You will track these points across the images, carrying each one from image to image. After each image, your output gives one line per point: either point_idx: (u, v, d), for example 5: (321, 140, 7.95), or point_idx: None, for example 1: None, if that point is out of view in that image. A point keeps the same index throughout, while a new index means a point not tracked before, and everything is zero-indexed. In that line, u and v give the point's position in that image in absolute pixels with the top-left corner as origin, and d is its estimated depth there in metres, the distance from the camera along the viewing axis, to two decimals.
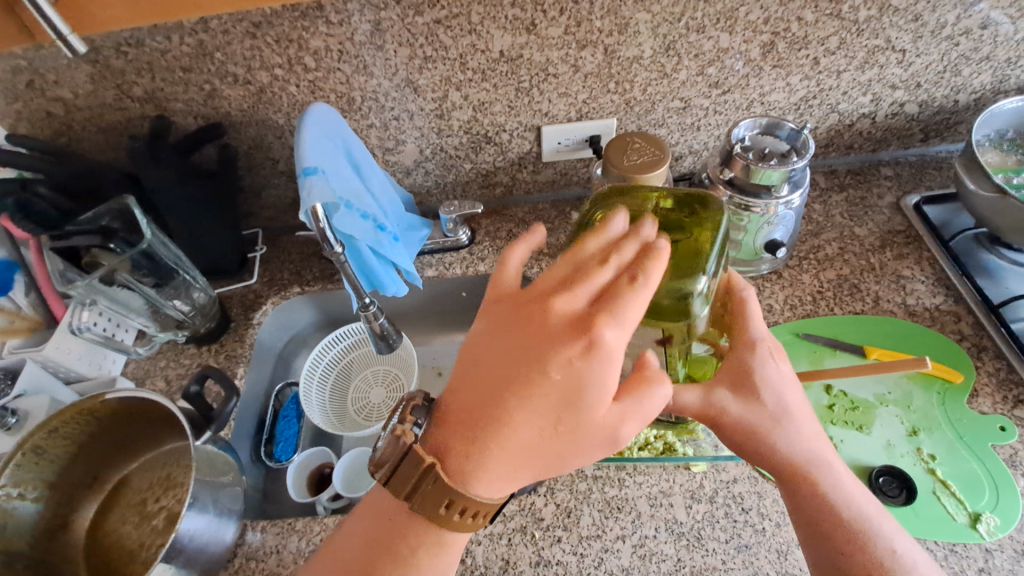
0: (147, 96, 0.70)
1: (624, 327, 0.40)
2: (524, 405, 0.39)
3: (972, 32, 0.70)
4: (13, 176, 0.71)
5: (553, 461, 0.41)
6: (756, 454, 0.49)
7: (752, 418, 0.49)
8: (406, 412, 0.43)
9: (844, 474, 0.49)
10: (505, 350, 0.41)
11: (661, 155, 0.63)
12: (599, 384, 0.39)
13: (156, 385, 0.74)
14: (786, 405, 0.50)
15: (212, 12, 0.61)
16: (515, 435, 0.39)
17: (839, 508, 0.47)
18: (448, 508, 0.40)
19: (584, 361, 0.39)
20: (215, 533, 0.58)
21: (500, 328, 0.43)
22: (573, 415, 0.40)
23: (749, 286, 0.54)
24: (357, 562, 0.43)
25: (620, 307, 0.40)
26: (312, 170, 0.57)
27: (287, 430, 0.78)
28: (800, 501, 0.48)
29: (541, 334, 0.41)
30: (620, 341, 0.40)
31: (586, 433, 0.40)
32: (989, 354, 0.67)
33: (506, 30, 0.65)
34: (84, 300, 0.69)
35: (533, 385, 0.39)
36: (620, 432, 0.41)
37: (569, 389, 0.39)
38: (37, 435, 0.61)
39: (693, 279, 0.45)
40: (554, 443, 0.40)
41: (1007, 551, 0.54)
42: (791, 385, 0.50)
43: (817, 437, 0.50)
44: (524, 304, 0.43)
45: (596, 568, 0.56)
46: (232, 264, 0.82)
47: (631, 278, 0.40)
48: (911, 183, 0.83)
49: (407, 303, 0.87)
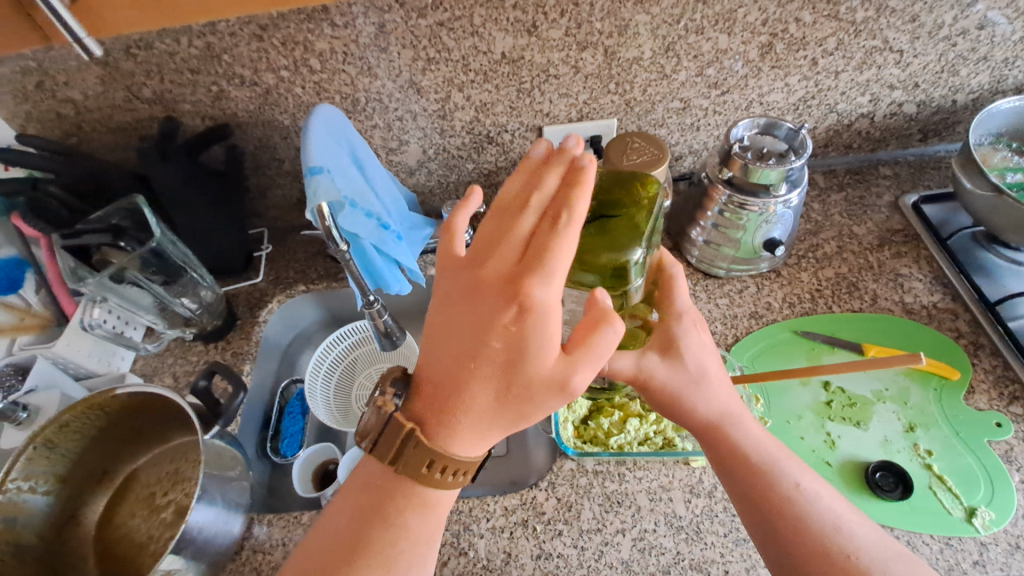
0: (155, 97, 0.71)
1: (553, 282, 0.40)
2: (475, 367, 0.40)
3: (969, 33, 0.71)
4: (25, 176, 0.72)
5: (513, 415, 0.41)
6: (679, 415, 0.52)
7: (676, 379, 0.52)
8: (385, 384, 0.44)
9: (756, 428, 0.52)
10: (451, 318, 0.42)
11: (660, 155, 0.64)
12: (540, 339, 0.39)
13: (164, 381, 0.76)
14: (705, 368, 0.53)
15: (219, 15, 0.63)
16: (473, 396, 0.40)
17: (758, 460, 0.49)
18: (429, 467, 0.41)
19: (518, 319, 0.39)
20: (222, 526, 0.60)
21: (445, 298, 0.43)
22: (520, 370, 0.40)
23: (677, 263, 0.54)
24: (349, 528, 0.44)
25: (546, 264, 0.40)
26: (317, 169, 0.58)
27: (292, 426, 0.79)
28: (722, 458, 0.50)
29: (479, 297, 0.41)
30: (552, 295, 0.40)
31: (538, 385, 0.40)
32: (986, 351, 0.67)
33: (508, 32, 0.66)
34: (95, 296, 0.70)
35: (481, 349, 0.40)
36: (573, 378, 0.40)
37: (513, 348, 0.40)
38: (48, 428, 0.62)
39: (627, 251, 0.44)
40: (512, 399, 0.40)
41: (1001, 545, 0.55)
42: (706, 348, 0.54)
43: (732, 396, 0.53)
44: (460, 271, 0.43)
45: (596, 561, 0.57)
46: (239, 262, 0.83)
47: (553, 225, 0.41)
48: (910, 183, 0.84)
49: (410, 301, 0.88)
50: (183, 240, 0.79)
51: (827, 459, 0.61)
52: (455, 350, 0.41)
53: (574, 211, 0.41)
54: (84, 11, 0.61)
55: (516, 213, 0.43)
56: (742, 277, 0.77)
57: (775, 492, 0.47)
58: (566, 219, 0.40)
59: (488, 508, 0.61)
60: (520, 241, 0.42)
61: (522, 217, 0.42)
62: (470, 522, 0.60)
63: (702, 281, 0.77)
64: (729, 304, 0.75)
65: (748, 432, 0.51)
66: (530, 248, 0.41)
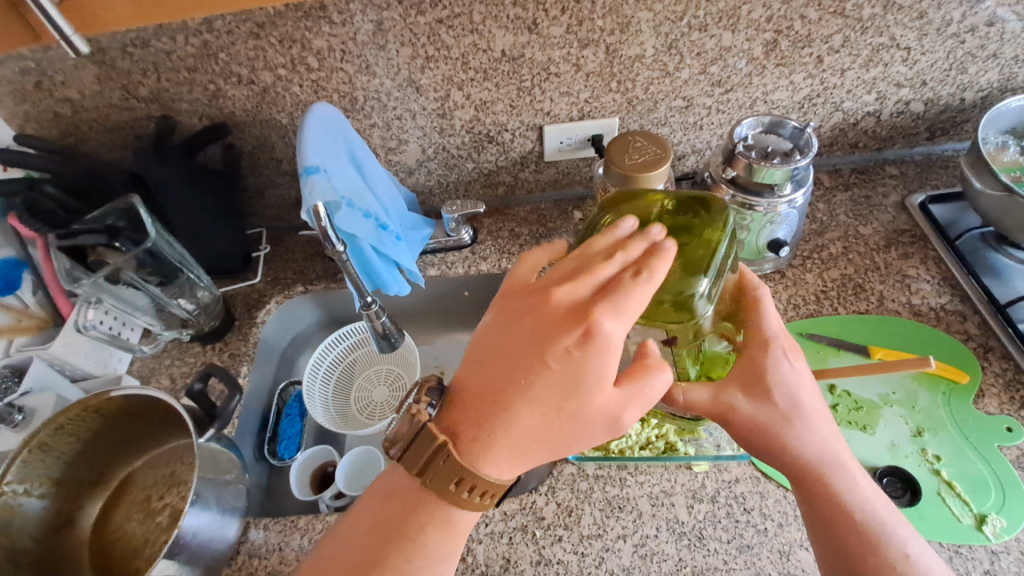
0: (152, 96, 0.70)
1: (622, 317, 0.40)
2: (526, 390, 0.40)
3: (978, 29, 0.70)
4: (21, 176, 0.71)
5: (557, 445, 0.41)
6: (769, 453, 0.49)
7: (766, 416, 0.49)
8: (421, 392, 0.44)
9: (857, 472, 0.49)
10: (514, 340, 0.42)
11: (662, 154, 0.63)
12: (598, 374, 0.40)
13: (161, 383, 0.75)
14: (800, 403, 0.49)
15: (215, 12, 0.62)
16: (517, 421, 0.40)
17: (861, 517, 0.46)
18: (457, 486, 0.40)
19: (580, 348, 0.40)
20: (218, 530, 0.59)
21: (510, 320, 0.43)
22: (574, 403, 0.40)
23: (763, 284, 0.52)
24: (368, 547, 0.43)
25: (618, 297, 0.40)
26: (314, 169, 0.57)
27: (290, 428, 0.78)
28: (820, 506, 0.47)
29: (543, 323, 0.41)
30: (618, 330, 0.40)
31: (586, 421, 0.40)
32: (996, 354, 0.66)
33: (507, 30, 0.65)
34: (90, 298, 0.70)
35: (537, 373, 0.40)
36: (621, 420, 0.41)
37: (567, 378, 0.40)
38: (43, 432, 0.62)
39: (694, 279, 0.44)
40: (557, 429, 0.40)
41: (1013, 554, 0.54)
42: (805, 381, 0.50)
43: (832, 436, 0.49)
44: (533, 298, 0.43)
45: (597, 567, 0.56)
46: (236, 263, 0.83)
47: (633, 265, 0.41)
48: (917, 182, 0.82)
49: (409, 302, 0.87)
50: (180, 240, 0.78)
51: None
52: (509, 372, 0.41)
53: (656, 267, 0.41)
54: (74, 9, 0.61)
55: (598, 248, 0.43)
56: None
57: (860, 534, 0.45)
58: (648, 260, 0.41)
59: (487, 513, 0.60)
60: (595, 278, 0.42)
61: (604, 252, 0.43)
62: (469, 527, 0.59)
63: None
64: None
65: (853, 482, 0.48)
66: (605, 286, 0.41)
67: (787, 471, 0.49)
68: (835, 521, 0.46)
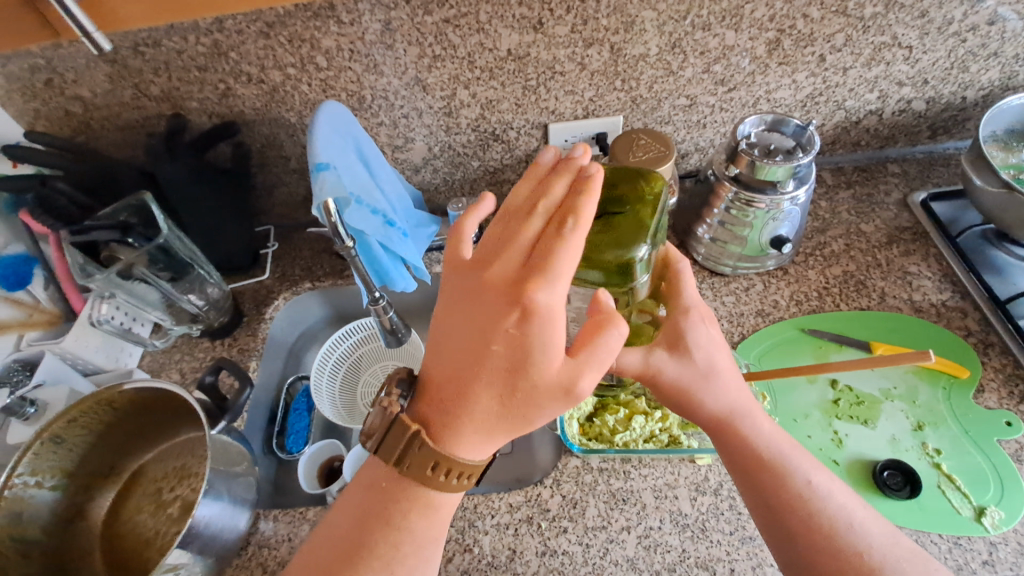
0: (163, 95, 0.72)
1: (556, 285, 0.40)
2: (478, 369, 0.40)
3: (979, 28, 0.70)
4: (34, 173, 0.73)
5: (519, 417, 0.41)
6: (687, 410, 0.51)
7: (685, 376, 0.50)
8: (391, 385, 0.44)
9: (765, 422, 0.50)
10: (456, 321, 0.43)
11: (667, 151, 0.64)
12: (545, 343, 0.39)
13: (171, 377, 0.76)
14: (715, 362, 0.50)
15: (226, 12, 0.63)
16: (476, 399, 0.40)
17: (771, 459, 0.48)
18: (434, 470, 0.41)
19: (522, 320, 0.40)
20: (229, 520, 0.60)
21: (452, 303, 0.43)
22: (525, 374, 0.40)
23: (683, 257, 0.53)
24: (354, 533, 0.44)
25: (551, 266, 0.40)
26: (324, 166, 0.58)
27: (299, 423, 0.80)
28: (734, 454, 0.49)
29: (482, 300, 0.41)
30: (555, 298, 0.40)
31: (542, 390, 0.40)
32: (996, 349, 0.67)
33: (513, 29, 0.66)
34: (103, 292, 0.71)
35: (482, 349, 0.41)
36: (579, 389, 0.40)
37: (515, 350, 0.40)
38: (56, 424, 0.63)
39: (633, 248, 0.43)
40: (516, 402, 0.40)
41: (1011, 545, 0.54)
42: (713, 340, 0.51)
43: (741, 390, 0.51)
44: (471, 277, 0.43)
45: (601, 558, 0.57)
46: (245, 260, 0.84)
47: (559, 229, 0.41)
48: (918, 180, 0.83)
49: (414, 298, 0.88)
50: (190, 236, 0.79)
51: (834, 457, 0.61)
52: (458, 355, 0.42)
53: (581, 211, 0.41)
54: (94, 7, 0.62)
55: (524, 217, 0.43)
56: (748, 275, 0.76)
57: (775, 479, 0.47)
58: (573, 223, 0.40)
59: (493, 505, 0.61)
60: (527, 246, 0.42)
61: (531, 220, 0.42)
62: (475, 519, 0.60)
63: (708, 279, 0.77)
64: (736, 301, 0.74)
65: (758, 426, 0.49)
66: (535, 254, 0.41)
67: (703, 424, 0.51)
68: (754, 469, 0.48)
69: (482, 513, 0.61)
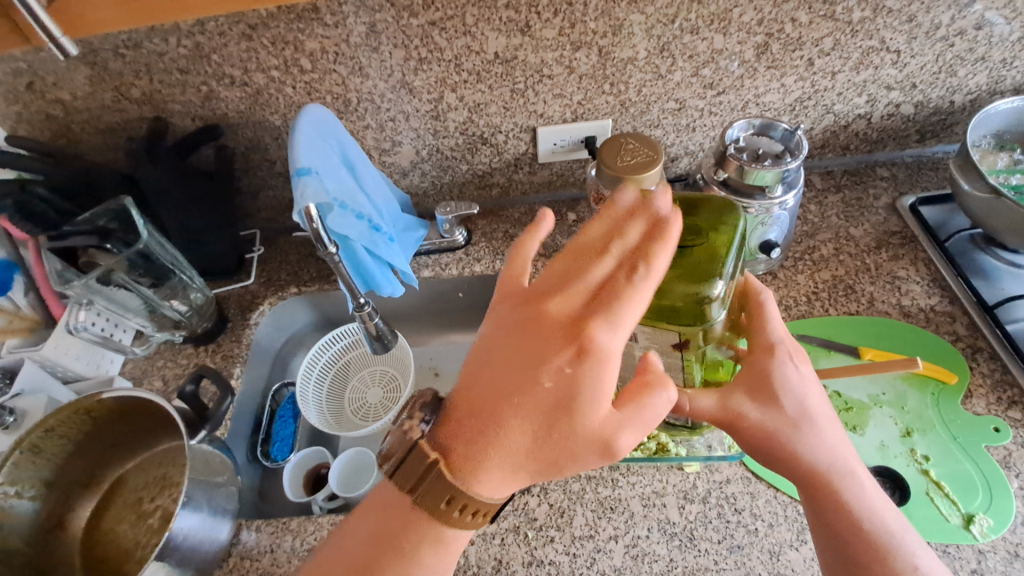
0: (145, 97, 0.70)
1: (617, 329, 0.41)
2: (519, 406, 0.40)
3: (966, 33, 0.70)
4: (14, 177, 0.71)
5: (549, 467, 0.40)
6: (780, 460, 0.48)
7: (773, 420, 0.48)
8: (415, 408, 0.44)
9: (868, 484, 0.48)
10: (507, 354, 0.42)
11: (655, 156, 0.63)
12: (595, 388, 0.39)
13: (153, 384, 0.75)
14: (807, 407, 0.48)
15: (206, 14, 0.62)
16: (508, 438, 0.39)
17: (875, 531, 0.46)
18: (449, 504, 0.40)
19: (575, 360, 0.40)
20: (209, 532, 0.59)
21: (509, 335, 0.43)
22: (568, 421, 0.39)
23: (766, 288, 0.52)
24: (363, 555, 0.43)
25: (615, 309, 0.41)
26: (305, 171, 0.57)
27: (284, 430, 0.78)
28: (831, 518, 0.47)
29: (537, 336, 0.42)
30: (614, 342, 0.40)
31: (583, 437, 0.39)
32: (984, 355, 0.66)
33: (500, 32, 0.66)
34: (81, 300, 0.70)
35: (530, 389, 0.40)
36: (617, 445, 0.39)
37: (563, 394, 0.39)
38: (34, 433, 0.61)
39: (708, 285, 0.47)
40: (549, 448, 0.39)
41: (1000, 553, 0.54)
42: (806, 383, 0.49)
43: (840, 443, 0.48)
44: (536, 310, 0.43)
45: (588, 568, 0.56)
46: (229, 264, 0.83)
47: (630, 275, 0.42)
48: (907, 184, 0.83)
49: (403, 303, 0.87)
50: (173, 240, 0.78)
51: None
52: (501, 389, 0.40)
53: (655, 257, 0.42)
54: (63, 10, 0.61)
55: (594, 257, 0.44)
56: None
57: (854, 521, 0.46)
58: (644, 270, 0.42)
59: None
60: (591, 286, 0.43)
61: (601, 261, 0.44)
62: None
63: None
64: None
65: (862, 489, 0.47)
66: (601, 295, 0.42)
67: (800, 477, 0.48)
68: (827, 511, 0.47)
69: None
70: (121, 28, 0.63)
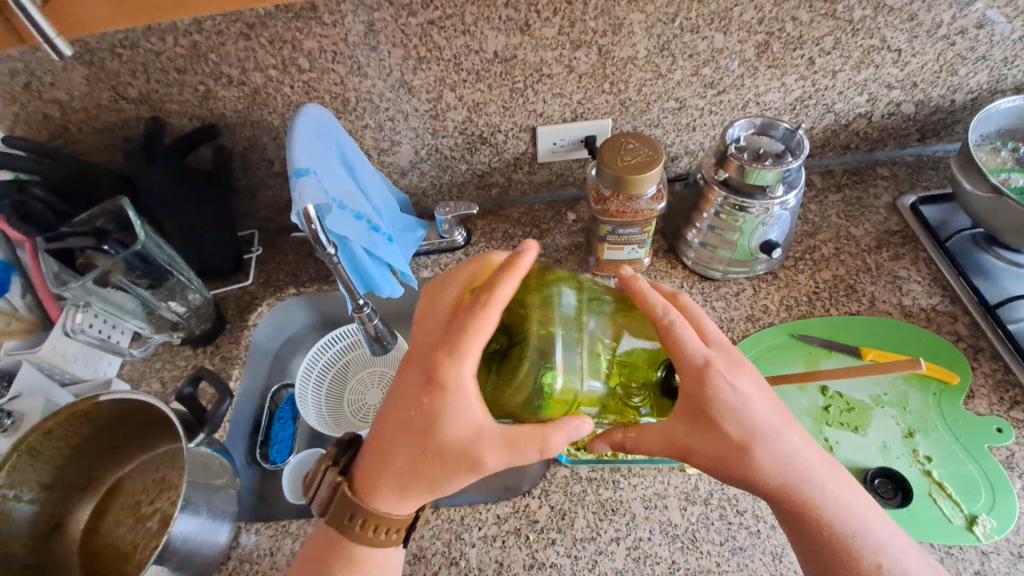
0: (142, 97, 0.70)
1: (462, 362, 0.44)
2: (398, 434, 0.46)
3: (968, 31, 0.70)
4: (10, 178, 0.71)
5: (431, 483, 0.46)
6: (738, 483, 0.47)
7: (745, 453, 0.46)
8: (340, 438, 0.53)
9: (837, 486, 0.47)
10: (395, 389, 0.49)
11: (655, 155, 0.63)
12: (449, 414, 0.44)
13: (151, 387, 0.75)
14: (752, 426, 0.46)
15: (202, 14, 0.61)
16: (394, 458, 0.46)
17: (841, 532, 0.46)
18: (355, 520, 0.48)
19: (428, 388, 0.45)
20: (209, 535, 0.58)
21: (402, 400, 0.47)
22: (431, 442, 0.45)
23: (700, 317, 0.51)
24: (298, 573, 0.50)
25: (462, 342, 0.44)
26: (304, 171, 0.56)
27: (283, 431, 0.78)
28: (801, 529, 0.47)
29: (413, 368, 0.48)
30: (460, 373, 0.44)
31: (452, 454, 0.45)
32: (985, 354, 0.66)
33: (499, 31, 0.65)
34: (78, 301, 0.69)
35: (403, 417, 0.46)
36: (480, 461, 0.44)
37: (423, 420, 0.45)
38: (32, 436, 0.61)
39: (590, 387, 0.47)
40: (428, 464, 0.46)
41: (1002, 555, 0.54)
42: (755, 398, 0.47)
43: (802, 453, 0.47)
44: (417, 371, 0.47)
45: (590, 571, 0.56)
46: (228, 265, 0.82)
47: (474, 305, 0.44)
48: (908, 183, 0.83)
49: (402, 304, 0.87)
50: (171, 241, 0.77)
51: None
52: (391, 420, 0.48)
53: (500, 289, 0.45)
54: (58, 10, 0.60)
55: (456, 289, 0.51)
56: (738, 279, 0.76)
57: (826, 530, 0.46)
58: (484, 300, 0.44)
59: (480, 516, 0.60)
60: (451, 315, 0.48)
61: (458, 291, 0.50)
62: (462, 531, 0.59)
63: (698, 283, 0.76)
64: (726, 306, 0.74)
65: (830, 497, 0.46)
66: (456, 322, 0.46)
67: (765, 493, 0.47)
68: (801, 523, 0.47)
69: (468, 525, 0.59)
70: (117, 27, 0.62)
